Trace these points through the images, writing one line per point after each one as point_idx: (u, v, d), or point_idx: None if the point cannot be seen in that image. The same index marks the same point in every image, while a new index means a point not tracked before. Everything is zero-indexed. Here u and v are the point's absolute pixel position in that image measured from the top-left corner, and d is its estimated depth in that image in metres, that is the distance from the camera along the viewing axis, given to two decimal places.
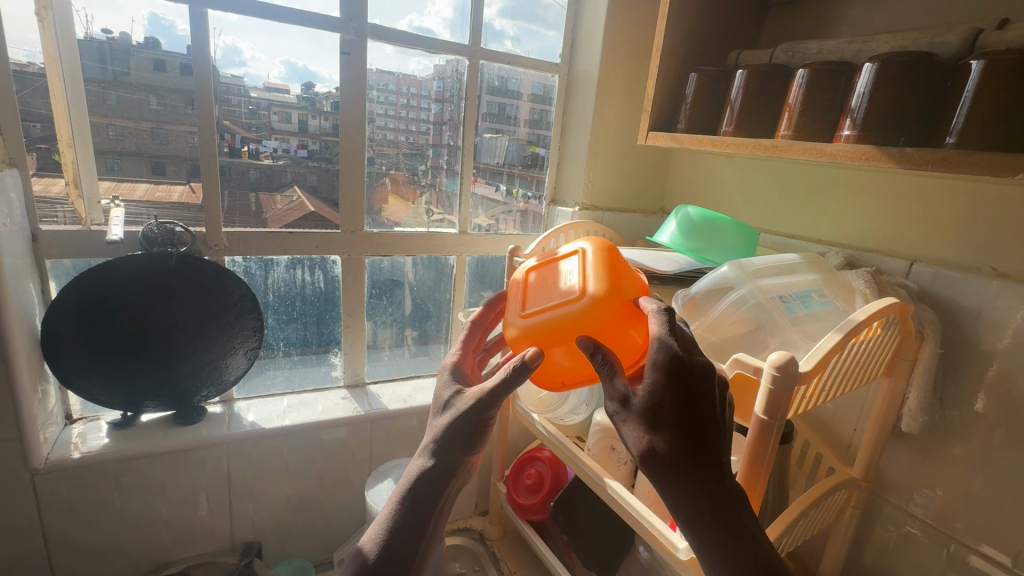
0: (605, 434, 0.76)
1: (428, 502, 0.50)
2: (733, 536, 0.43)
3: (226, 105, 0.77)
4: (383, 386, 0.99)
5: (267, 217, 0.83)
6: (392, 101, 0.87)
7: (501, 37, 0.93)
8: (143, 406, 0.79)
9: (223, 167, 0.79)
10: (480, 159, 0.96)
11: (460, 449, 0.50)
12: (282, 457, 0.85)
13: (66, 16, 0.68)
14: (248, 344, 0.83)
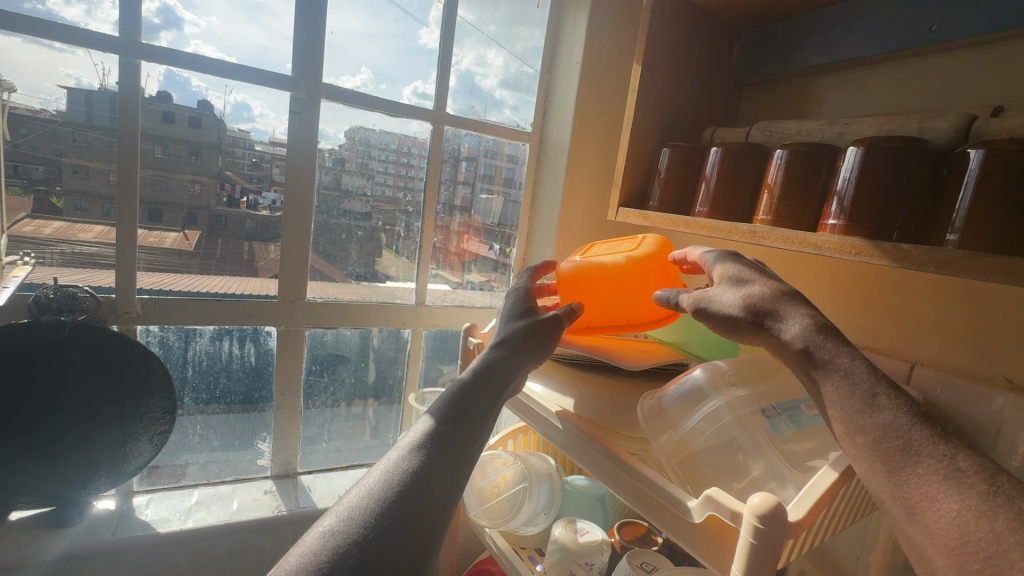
0: (563, 556, 0.63)
1: (440, 471, 0.36)
2: (903, 445, 0.32)
3: (230, 156, 0.75)
4: (318, 478, 0.86)
5: (259, 267, 0.78)
6: (392, 160, 0.85)
7: (501, 107, 0.91)
8: (14, 504, 0.65)
9: (221, 216, 0.76)
10: (461, 221, 0.91)
11: (473, 415, 0.42)
12: (177, 567, 0.71)
13: (39, 72, 0.65)
14: (156, 428, 0.71)
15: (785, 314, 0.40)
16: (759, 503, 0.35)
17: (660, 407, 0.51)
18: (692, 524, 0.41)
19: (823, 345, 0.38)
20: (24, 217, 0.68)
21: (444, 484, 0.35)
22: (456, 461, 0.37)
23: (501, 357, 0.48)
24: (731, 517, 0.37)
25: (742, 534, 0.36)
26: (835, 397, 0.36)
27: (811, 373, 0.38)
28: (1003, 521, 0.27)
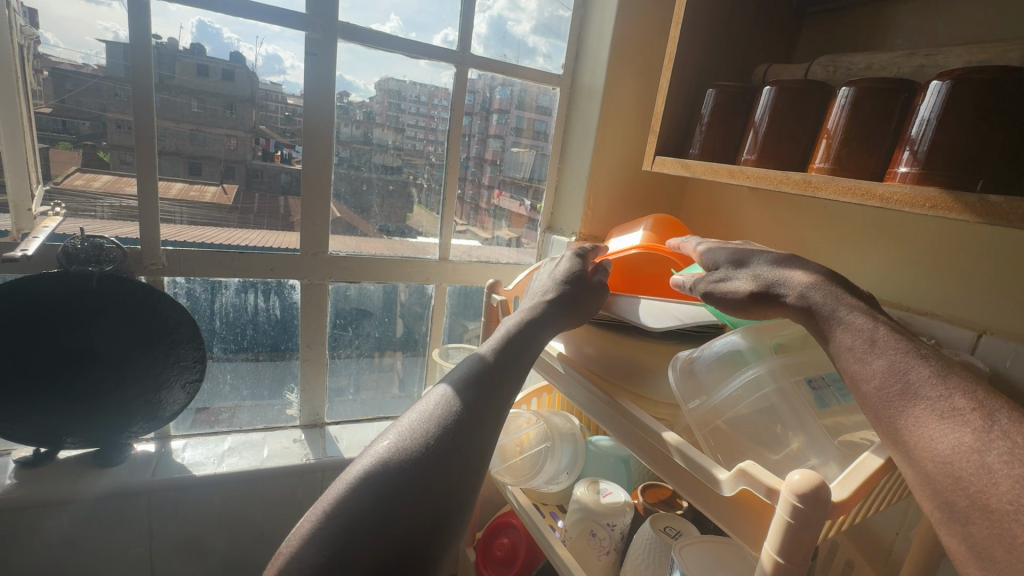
0: (585, 516, 0.63)
1: (484, 413, 0.41)
2: (903, 387, 0.33)
3: (263, 110, 0.72)
4: (345, 428, 0.88)
5: (294, 221, 0.77)
6: (423, 113, 0.81)
7: (533, 55, 0.84)
8: (62, 442, 0.69)
9: (255, 170, 0.73)
10: (491, 173, 0.87)
11: (514, 360, 0.47)
12: (211, 509, 0.73)
13: (74, 24, 0.63)
14: (188, 376, 0.74)
15: (785, 279, 0.42)
16: (800, 481, 0.32)
17: (693, 373, 0.48)
18: (722, 497, 0.38)
19: (827, 301, 0.39)
20: (75, 170, 0.67)
21: (488, 419, 0.41)
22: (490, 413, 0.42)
23: (540, 316, 0.52)
24: (768, 494, 0.34)
25: (778, 512, 0.33)
26: (835, 343, 0.37)
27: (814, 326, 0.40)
28: (995, 455, 0.28)
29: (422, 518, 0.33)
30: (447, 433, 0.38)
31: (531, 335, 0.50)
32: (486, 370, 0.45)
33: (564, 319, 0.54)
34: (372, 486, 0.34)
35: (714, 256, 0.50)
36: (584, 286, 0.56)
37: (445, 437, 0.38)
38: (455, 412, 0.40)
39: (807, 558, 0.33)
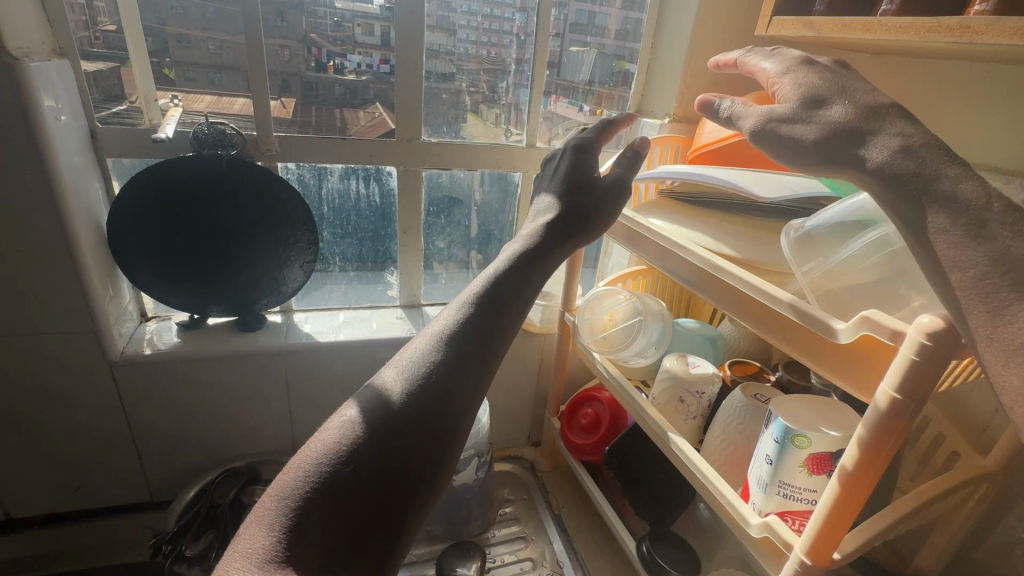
0: (673, 384, 0.68)
1: (480, 347, 0.41)
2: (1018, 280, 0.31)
3: (312, 17, 0.72)
4: (440, 309, 0.95)
5: (350, 133, 0.78)
6: (476, 14, 0.77)
7: None
8: (209, 309, 0.81)
9: (309, 82, 0.75)
10: (567, 59, 0.83)
11: (515, 285, 0.45)
12: (337, 371, 0.84)
13: None
14: (304, 257, 0.82)
15: (876, 135, 0.38)
16: (927, 323, 0.33)
17: (808, 238, 0.47)
18: (838, 346, 0.40)
19: (925, 163, 0.35)
20: (147, 91, 0.71)
21: (473, 366, 0.40)
22: (485, 347, 0.41)
23: (544, 234, 0.50)
24: (890, 337, 0.35)
25: (900, 353, 0.35)
26: (940, 222, 0.34)
27: (910, 204, 0.36)
28: None
29: (411, 454, 0.37)
30: (439, 373, 0.39)
31: (530, 268, 0.46)
32: (481, 299, 0.43)
33: (565, 244, 0.50)
34: (373, 425, 0.37)
35: (788, 78, 0.44)
36: (592, 192, 0.53)
37: (438, 372, 0.39)
38: (446, 344, 0.41)
39: (926, 395, 0.35)
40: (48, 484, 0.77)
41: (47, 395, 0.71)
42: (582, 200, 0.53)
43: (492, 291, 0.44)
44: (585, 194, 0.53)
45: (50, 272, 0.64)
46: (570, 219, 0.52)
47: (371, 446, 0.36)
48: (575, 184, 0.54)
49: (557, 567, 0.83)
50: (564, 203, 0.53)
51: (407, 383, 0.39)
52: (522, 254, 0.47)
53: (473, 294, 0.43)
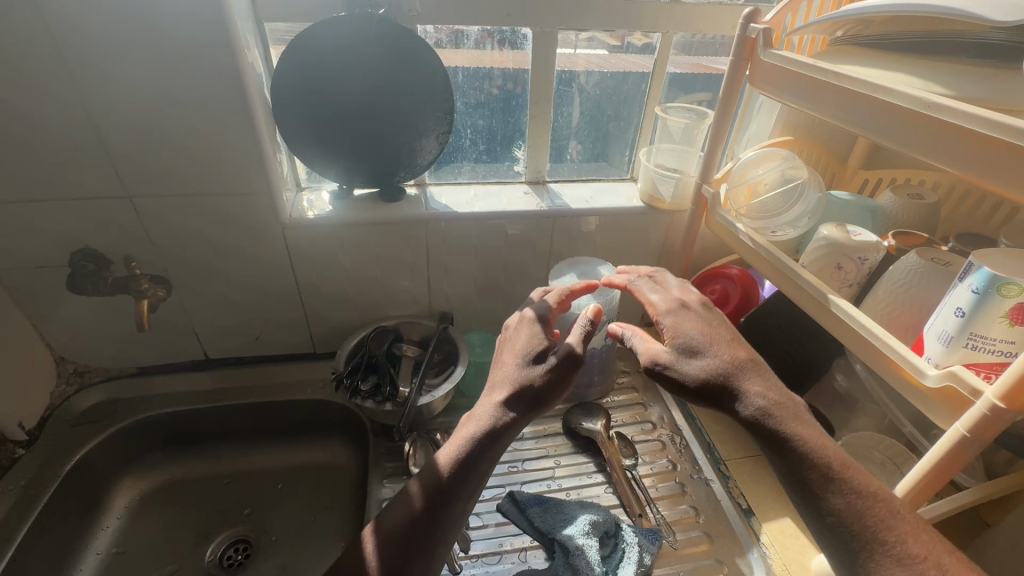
0: (831, 251, 0.65)
1: (486, 446, 0.62)
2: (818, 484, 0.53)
3: None
4: (564, 186, 0.95)
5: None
6: None
7: None
8: (353, 181, 0.85)
9: None
10: None
11: (502, 432, 0.63)
12: (472, 242, 0.88)
13: None
14: (440, 128, 0.83)
15: (747, 395, 0.58)
16: None
17: None
18: None
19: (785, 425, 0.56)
20: None
21: (474, 467, 0.62)
22: (486, 458, 0.62)
23: (531, 350, 0.66)
24: None
25: None
26: (800, 460, 0.54)
27: (785, 455, 0.55)
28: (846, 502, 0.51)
29: (438, 507, 0.60)
30: (458, 464, 0.62)
31: (508, 411, 0.63)
32: (487, 427, 0.63)
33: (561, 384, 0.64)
34: (423, 483, 0.62)
35: None
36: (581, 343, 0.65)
37: (462, 456, 0.62)
38: (474, 432, 0.63)
39: None
40: (235, 332, 0.90)
41: (232, 252, 0.81)
42: (534, 390, 0.63)
43: (498, 404, 0.64)
44: (544, 385, 0.63)
45: (232, 134, 0.70)
46: (524, 413, 0.63)
47: (419, 503, 0.61)
48: (524, 391, 0.64)
49: (676, 429, 0.88)
50: (509, 391, 0.64)
51: (445, 457, 0.63)
52: (492, 403, 0.65)
53: (485, 408, 0.64)
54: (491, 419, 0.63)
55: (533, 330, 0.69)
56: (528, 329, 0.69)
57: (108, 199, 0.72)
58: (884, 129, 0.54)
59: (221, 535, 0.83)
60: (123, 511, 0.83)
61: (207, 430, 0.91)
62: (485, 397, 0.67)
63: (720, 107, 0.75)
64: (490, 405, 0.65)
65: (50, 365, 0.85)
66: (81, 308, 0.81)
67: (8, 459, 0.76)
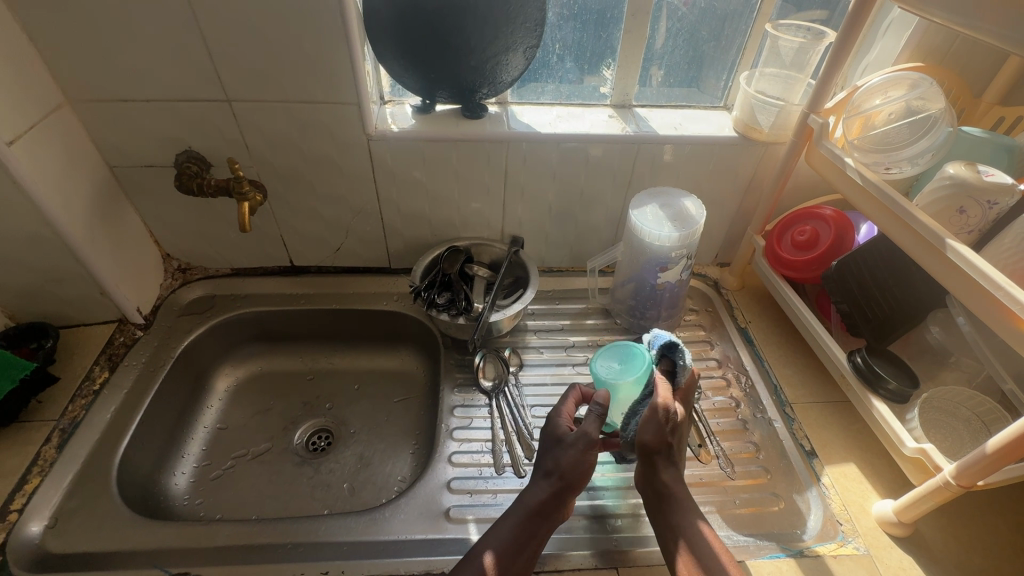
0: (955, 192, 0.60)
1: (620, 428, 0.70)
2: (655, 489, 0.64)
3: None
4: (651, 111, 0.90)
5: None
6: None
7: None
8: (437, 96, 0.85)
9: None
10: None
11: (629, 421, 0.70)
12: (551, 165, 0.86)
13: None
14: (528, 41, 0.80)
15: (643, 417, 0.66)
16: None
17: None
18: None
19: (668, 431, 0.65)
20: None
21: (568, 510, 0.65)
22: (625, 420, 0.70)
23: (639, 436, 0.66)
24: None
25: None
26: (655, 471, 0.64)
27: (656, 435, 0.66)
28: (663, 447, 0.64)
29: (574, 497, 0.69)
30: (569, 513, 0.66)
31: (547, 504, 0.63)
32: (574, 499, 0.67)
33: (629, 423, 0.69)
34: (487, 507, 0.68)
35: None
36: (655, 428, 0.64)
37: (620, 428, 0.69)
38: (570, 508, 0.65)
39: None
40: (318, 241, 0.95)
41: (319, 161, 0.83)
42: (564, 477, 0.63)
43: (546, 500, 0.63)
44: (573, 478, 0.64)
45: (326, 36, 0.69)
46: (561, 494, 0.63)
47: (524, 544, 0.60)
48: (556, 472, 0.64)
49: (742, 369, 0.87)
50: (547, 479, 0.65)
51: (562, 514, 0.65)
52: (534, 506, 0.62)
53: (533, 505, 0.63)
54: (537, 527, 0.62)
55: (576, 447, 0.65)
56: (580, 454, 0.64)
57: (208, 102, 0.74)
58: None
59: (307, 422, 0.92)
60: (223, 395, 0.93)
61: (293, 330, 0.99)
62: (537, 483, 0.65)
63: (847, 25, 0.66)
64: (552, 511, 0.63)
65: (159, 261, 0.93)
66: (184, 209, 0.87)
67: (130, 339, 0.86)
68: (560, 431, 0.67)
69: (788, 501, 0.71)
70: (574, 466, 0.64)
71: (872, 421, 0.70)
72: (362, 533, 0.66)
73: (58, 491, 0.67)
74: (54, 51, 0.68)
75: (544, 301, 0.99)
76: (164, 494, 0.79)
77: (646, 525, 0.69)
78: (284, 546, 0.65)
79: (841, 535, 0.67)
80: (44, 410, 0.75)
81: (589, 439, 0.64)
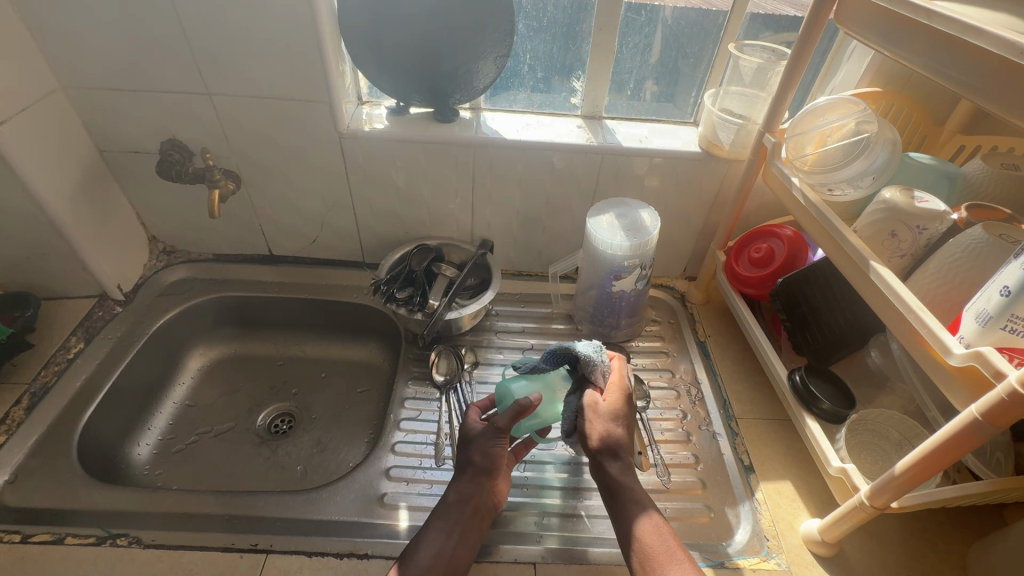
0: (889, 216, 0.61)
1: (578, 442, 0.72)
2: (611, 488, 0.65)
3: None
4: (620, 123, 0.92)
5: None
6: None
7: None
8: (412, 99, 0.89)
9: None
10: None
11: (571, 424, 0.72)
12: (517, 171, 0.89)
13: None
14: (498, 50, 0.83)
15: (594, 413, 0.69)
16: None
17: None
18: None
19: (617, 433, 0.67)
20: None
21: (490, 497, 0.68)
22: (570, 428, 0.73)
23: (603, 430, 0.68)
24: None
25: (997, 389, 0.42)
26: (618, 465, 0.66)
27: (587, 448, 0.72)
28: (618, 444, 0.67)
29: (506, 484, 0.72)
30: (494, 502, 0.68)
31: (465, 492, 0.67)
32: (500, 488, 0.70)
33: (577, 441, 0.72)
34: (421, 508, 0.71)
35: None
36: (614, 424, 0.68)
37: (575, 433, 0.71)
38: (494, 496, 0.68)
39: (1004, 425, 0.43)
40: (295, 233, 0.99)
41: (295, 155, 0.87)
42: (475, 466, 0.68)
43: (463, 491, 0.67)
44: (483, 465, 0.68)
45: (299, 38, 0.73)
46: (471, 483, 0.67)
47: (448, 553, 0.62)
48: (466, 468, 0.68)
49: (694, 382, 0.89)
50: (461, 473, 0.68)
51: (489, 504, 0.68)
52: (451, 500, 0.66)
53: (450, 498, 0.66)
54: (461, 519, 0.64)
55: (485, 437, 0.69)
56: (488, 442, 0.69)
57: (189, 94, 0.79)
58: (973, 75, 0.49)
59: (272, 406, 0.96)
60: (196, 373, 0.98)
61: (266, 317, 1.03)
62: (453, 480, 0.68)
63: (796, 46, 0.67)
64: (473, 501, 0.66)
65: (144, 242, 0.98)
66: (168, 194, 0.92)
67: (109, 313, 0.91)
68: (471, 430, 0.71)
69: (718, 514, 0.72)
70: (485, 452, 0.68)
71: (806, 439, 0.71)
72: (298, 511, 0.69)
73: (21, 449, 0.72)
74: (48, 40, 0.73)
75: (510, 303, 1.02)
76: (125, 462, 0.83)
77: (574, 526, 0.71)
78: (221, 517, 0.68)
79: (765, 551, 0.68)
80: (19, 374, 0.79)
81: (497, 427, 0.69)
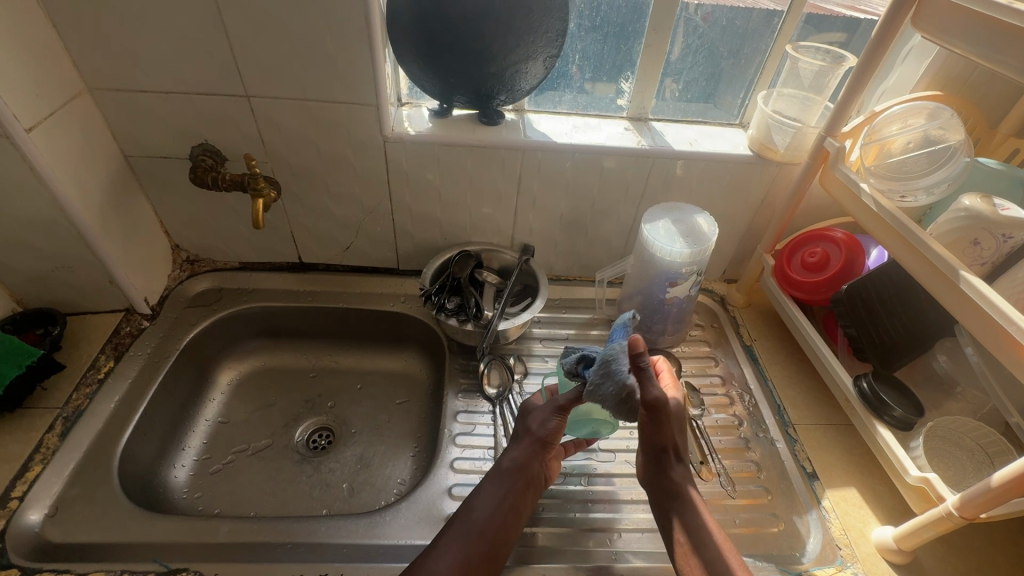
0: (970, 224, 0.60)
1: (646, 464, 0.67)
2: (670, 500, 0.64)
3: None
4: (667, 125, 0.90)
5: None
6: None
7: None
8: (455, 101, 0.85)
9: None
10: None
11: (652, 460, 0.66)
12: (565, 175, 0.87)
13: None
14: (549, 50, 0.80)
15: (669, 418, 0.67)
16: None
17: None
18: None
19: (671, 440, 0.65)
20: None
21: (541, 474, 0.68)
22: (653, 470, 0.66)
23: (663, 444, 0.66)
24: None
25: None
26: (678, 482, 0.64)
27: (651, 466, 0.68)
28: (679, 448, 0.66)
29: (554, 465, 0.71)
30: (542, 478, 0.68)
31: (519, 462, 0.66)
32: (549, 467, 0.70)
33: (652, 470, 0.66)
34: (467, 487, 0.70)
35: None
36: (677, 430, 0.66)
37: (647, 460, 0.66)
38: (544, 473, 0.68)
39: None
40: (328, 240, 0.95)
41: (336, 160, 0.83)
42: (534, 436, 0.68)
43: (517, 460, 0.67)
44: (541, 436, 0.67)
45: (349, 37, 0.70)
46: (526, 453, 0.67)
47: (495, 518, 0.62)
48: (524, 437, 0.68)
49: (746, 387, 0.88)
50: (517, 440, 0.69)
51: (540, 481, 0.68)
52: (503, 465, 0.66)
53: (503, 465, 0.66)
54: (515, 487, 0.64)
55: (547, 410, 0.69)
56: (549, 414, 0.68)
57: (227, 96, 0.74)
58: None
59: (309, 420, 0.92)
60: (226, 388, 0.93)
61: (298, 327, 0.98)
62: (510, 445, 0.69)
63: (867, 51, 0.66)
64: (527, 472, 0.66)
65: (168, 251, 0.93)
66: (196, 202, 0.87)
67: (136, 329, 0.86)
68: (532, 403, 0.72)
69: (787, 523, 0.71)
70: (544, 424, 0.68)
71: (876, 447, 0.70)
72: (361, 536, 0.66)
73: (60, 479, 0.67)
74: (76, 40, 0.68)
75: (551, 309, 0.99)
76: (163, 486, 0.79)
77: (644, 541, 0.69)
78: (283, 546, 0.65)
79: (840, 560, 0.67)
80: (48, 398, 0.74)
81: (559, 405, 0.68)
